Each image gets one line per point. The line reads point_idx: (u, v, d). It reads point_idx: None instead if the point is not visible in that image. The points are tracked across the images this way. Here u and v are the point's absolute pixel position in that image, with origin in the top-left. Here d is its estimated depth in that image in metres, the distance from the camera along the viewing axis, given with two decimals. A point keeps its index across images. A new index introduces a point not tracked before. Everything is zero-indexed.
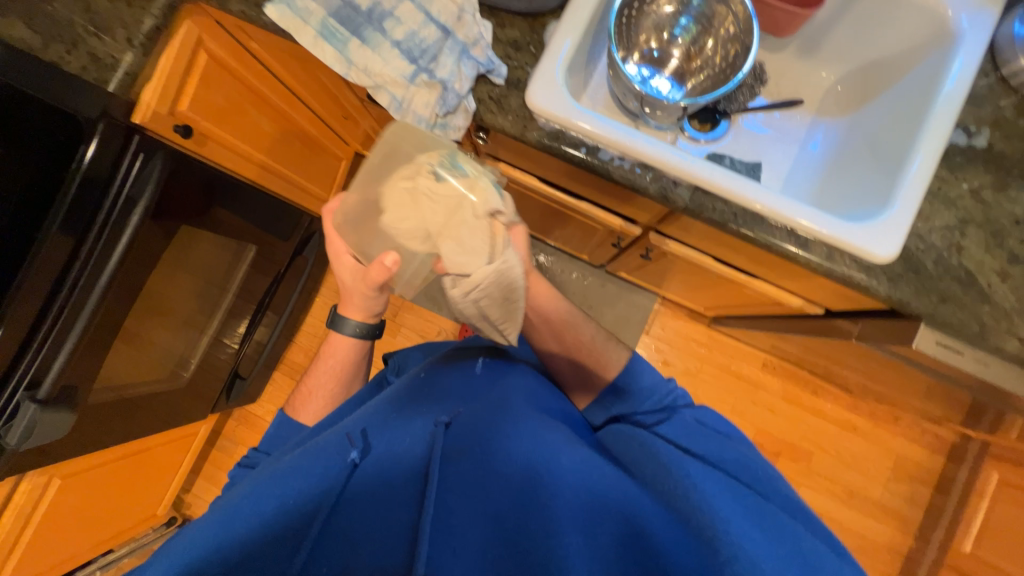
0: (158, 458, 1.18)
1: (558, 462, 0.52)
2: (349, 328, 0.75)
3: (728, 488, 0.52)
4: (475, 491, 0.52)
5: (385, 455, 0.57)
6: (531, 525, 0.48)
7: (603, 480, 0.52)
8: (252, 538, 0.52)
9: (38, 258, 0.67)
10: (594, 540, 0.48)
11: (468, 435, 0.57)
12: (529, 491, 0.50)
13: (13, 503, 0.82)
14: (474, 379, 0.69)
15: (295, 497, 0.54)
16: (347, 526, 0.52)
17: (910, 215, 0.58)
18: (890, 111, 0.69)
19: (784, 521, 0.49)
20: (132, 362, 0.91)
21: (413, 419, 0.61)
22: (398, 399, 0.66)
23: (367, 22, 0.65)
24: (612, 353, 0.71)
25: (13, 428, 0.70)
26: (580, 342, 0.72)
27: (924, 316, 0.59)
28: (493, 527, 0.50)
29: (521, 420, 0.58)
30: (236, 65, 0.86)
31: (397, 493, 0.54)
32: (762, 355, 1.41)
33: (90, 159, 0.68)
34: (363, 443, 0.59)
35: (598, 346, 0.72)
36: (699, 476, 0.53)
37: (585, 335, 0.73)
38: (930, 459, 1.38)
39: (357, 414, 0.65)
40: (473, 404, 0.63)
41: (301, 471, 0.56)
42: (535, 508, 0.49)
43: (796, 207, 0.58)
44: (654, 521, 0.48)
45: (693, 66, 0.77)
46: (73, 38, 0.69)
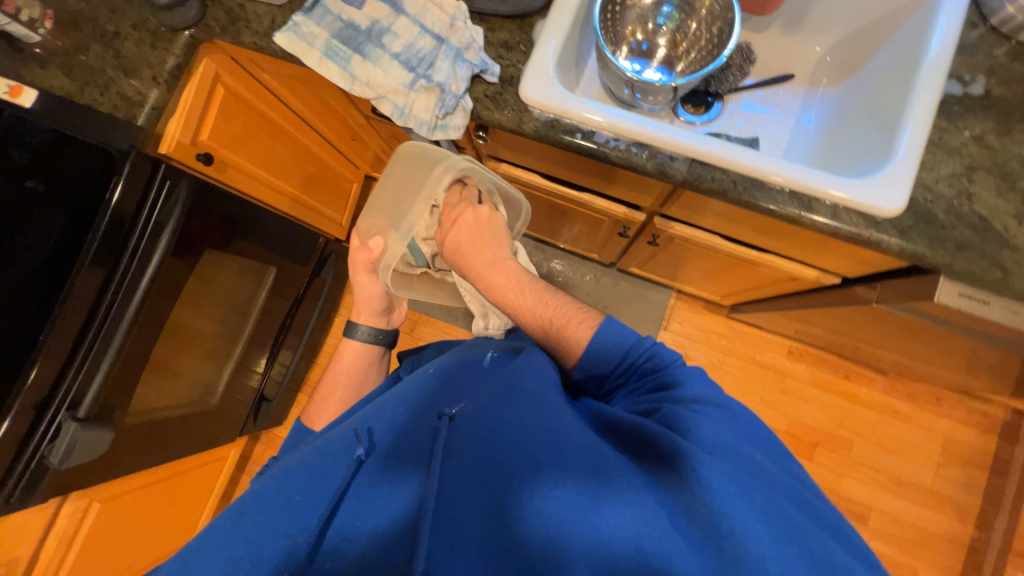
0: (191, 484, 1.20)
1: (561, 456, 0.50)
2: (361, 334, 0.87)
3: (736, 481, 0.46)
4: (476, 482, 0.51)
5: (391, 449, 0.59)
6: (531, 521, 0.46)
7: (605, 468, 0.48)
8: (257, 532, 0.53)
9: (76, 283, 0.71)
10: (597, 538, 0.44)
11: (473, 427, 0.57)
12: (526, 483, 0.48)
13: (56, 527, 0.85)
14: (480, 376, 0.69)
15: (298, 493, 0.55)
16: (350, 521, 0.52)
17: (911, 168, 0.58)
18: (881, 75, 0.70)
19: (797, 519, 0.44)
20: (161, 385, 0.95)
21: (420, 417, 0.62)
22: (405, 398, 0.67)
23: (367, 39, 0.70)
24: (580, 329, 0.67)
25: (57, 446, 0.73)
26: (546, 322, 0.69)
27: (942, 267, 0.58)
28: (491, 522, 0.47)
29: (522, 413, 0.56)
30: (251, 96, 0.93)
31: (398, 493, 0.53)
32: (787, 342, 1.37)
33: (118, 198, 0.74)
34: (369, 441, 0.60)
35: (566, 323, 0.68)
36: (706, 464, 0.46)
37: (548, 313, 0.69)
38: (982, 440, 1.30)
39: (365, 411, 0.67)
40: (476, 397, 0.63)
41: (305, 467, 0.57)
42: (532, 503, 0.47)
43: (785, 170, 0.59)
44: (659, 513, 0.45)
45: (680, 51, 0.79)
46: (105, 82, 0.76)
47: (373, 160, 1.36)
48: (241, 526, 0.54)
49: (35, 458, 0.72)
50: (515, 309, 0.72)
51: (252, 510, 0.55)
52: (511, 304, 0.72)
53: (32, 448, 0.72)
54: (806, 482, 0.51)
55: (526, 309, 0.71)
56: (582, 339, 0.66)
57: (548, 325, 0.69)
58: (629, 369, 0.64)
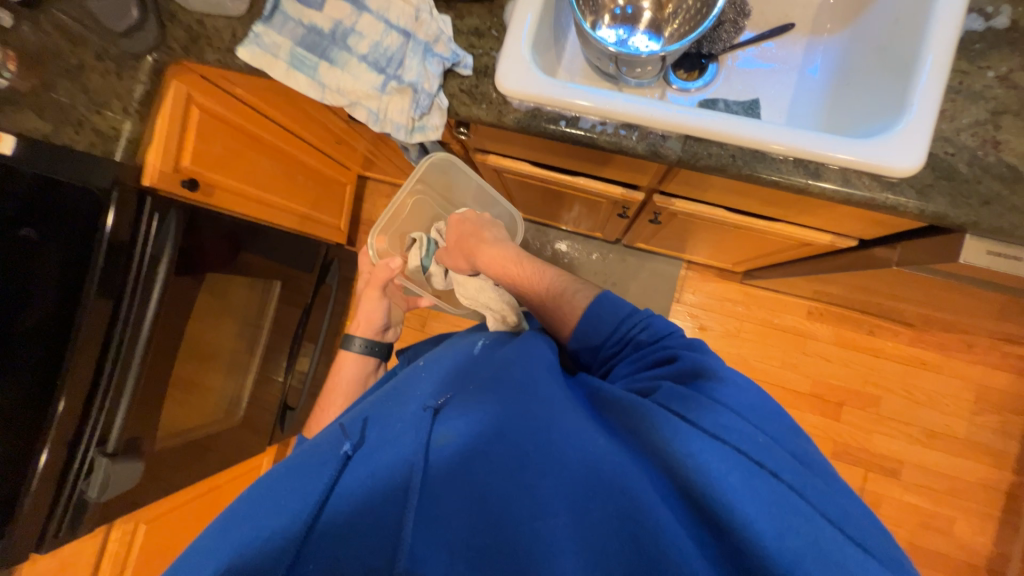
0: (232, 492, 1.25)
1: (544, 442, 0.50)
2: (357, 345, 0.94)
3: (737, 466, 0.43)
4: (463, 471, 0.51)
5: (379, 444, 0.58)
6: (511, 506, 0.47)
7: (588, 453, 0.48)
8: (252, 532, 0.53)
9: (83, 323, 0.71)
10: (582, 519, 0.45)
11: (457, 419, 0.57)
12: (508, 474, 0.49)
13: (109, 551, 0.90)
14: (468, 366, 0.70)
15: (291, 494, 0.56)
16: (338, 517, 0.52)
17: (928, 121, 0.53)
18: (892, 13, 0.63)
19: (805, 506, 0.41)
20: (184, 407, 0.96)
21: (408, 408, 0.63)
22: (396, 394, 0.68)
23: (332, 43, 0.66)
24: (580, 299, 0.71)
25: (93, 481, 0.77)
26: (548, 292, 0.75)
27: (967, 226, 0.54)
28: (476, 512, 0.48)
29: (504, 403, 0.55)
30: (226, 112, 0.90)
31: (384, 490, 0.53)
32: (806, 302, 1.32)
33: (112, 226, 0.73)
34: (357, 437, 0.62)
35: (565, 293, 0.73)
36: (702, 449, 0.44)
37: (550, 284, 0.76)
38: (1017, 384, 1.25)
39: (360, 411, 0.69)
40: (463, 388, 0.63)
41: (300, 470, 0.59)
42: (512, 492, 0.48)
43: (783, 137, 0.55)
44: (652, 502, 0.44)
45: (667, 14, 0.73)
46: (78, 118, 0.74)
47: (363, 160, 1.34)
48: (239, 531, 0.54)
49: (74, 493, 0.76)
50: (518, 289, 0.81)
51: (249, 514, 0.56)
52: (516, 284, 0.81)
53: (70, 486, 0.75)
54: (820, 470, 0.47)
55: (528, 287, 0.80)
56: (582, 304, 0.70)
57: (549, 295, 0.75)
58: (620, 340, 0.65)
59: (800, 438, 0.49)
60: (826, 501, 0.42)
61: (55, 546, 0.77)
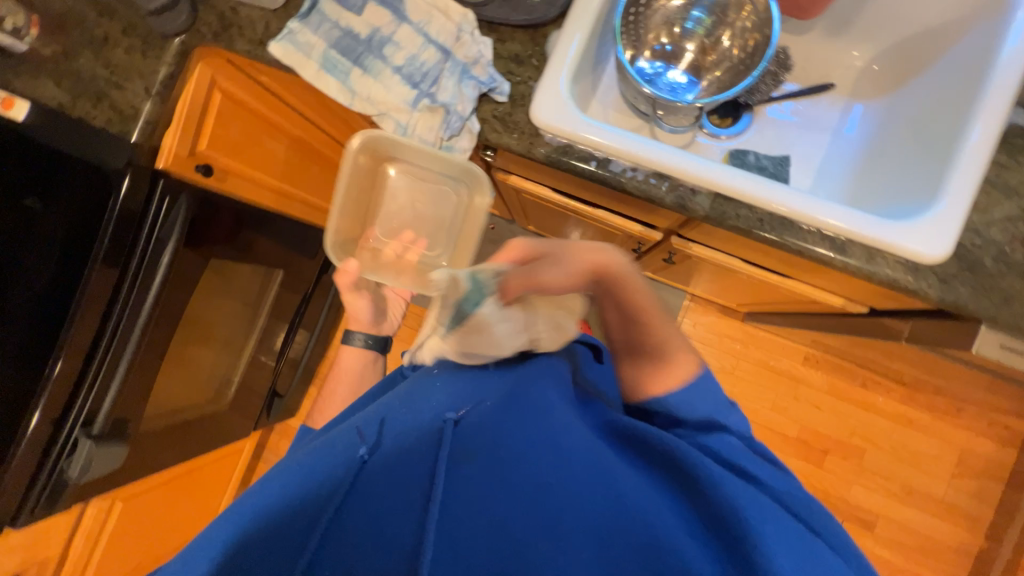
0: (211, 474, 1.25)
1: (574, 475, 0.47)
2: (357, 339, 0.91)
3: (768, 514, 0.45)
4: (492, 494, 0.46)
5: (393, 451, 0.51)
6: (543, 535, 0.44)
7: (616, 489, 0.47)
8: (259, 536, 0.47)
9: (86, 294, 0.70)
10: (605, 554, 0.44)
11: (481, 437, 0.49)
12: (545, 504, 0.46)
13: (82, 527, 0.89)
14: (487, 368, 0.61)
15: (299, 497, 0.49)
16: (352, 525, 0.47)
17: (959, 212, 0.53)
18: (935, 90, 0.63)
19: (823, 555, 0.44)
20: (174, 387, 0.95)
21: (420, 412, 0.54)
22: (405, 391, 0.60)
23: (368, 50, 0.65)
24: (682, 365, 0.59)
25: (75, 460, 0.75)
26: (647, 344, 0.60)
27: (986, 319, 0.54)
28: (498, 539, 0.45)
29: (537, 428, 0.50)
30: (248, 98, 0.88)
31: (405, 502, 0.47)
32: (803, 348, 1.33)
33: (125, 193, 0.72)
34: (374, 439, 0.53)
35: (668, 352, 0.60)
36: (747, 501, 0.45)
37: (655, 333, 0.60)
38: (999, 453, 1.27)
39: (370, 408, 0.61)
40: (484, 396, 0.55)
41: (307, 470, 0.52)
42: (545, 524, 0.45)
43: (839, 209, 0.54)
44: (681, 540, 0.44)
45: (709, 60, 0.72)
46: (98, 93, 0.71)
47: None
48: (241, 534, 0.48)
49: (55, 471, 0.74)
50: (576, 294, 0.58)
51: (254, 517, 0.49)
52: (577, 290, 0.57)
53: (52, 463, 0.74)
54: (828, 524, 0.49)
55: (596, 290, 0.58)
56: (682, 381, 0.58)
57: (647, 347, 0.60)
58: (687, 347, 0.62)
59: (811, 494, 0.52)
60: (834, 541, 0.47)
61: (30, 522, 0.76)
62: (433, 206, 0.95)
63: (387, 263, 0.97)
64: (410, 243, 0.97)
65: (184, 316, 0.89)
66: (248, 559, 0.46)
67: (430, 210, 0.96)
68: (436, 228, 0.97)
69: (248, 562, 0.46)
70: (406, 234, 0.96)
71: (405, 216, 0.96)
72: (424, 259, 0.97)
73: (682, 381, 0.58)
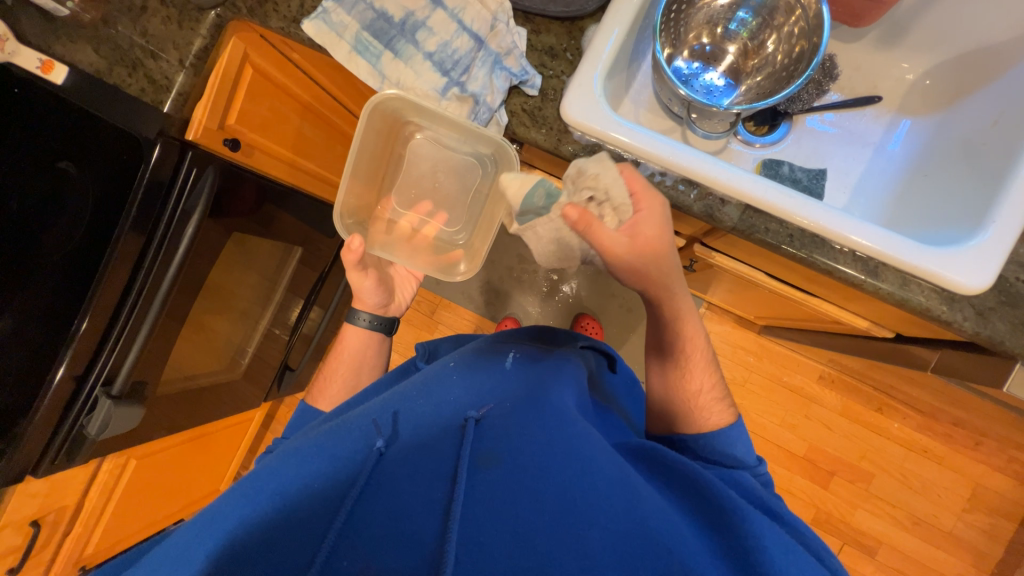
0: (220, 440, 1.28)
1: (596, 482, 0.47)
2: (362, 321, 0.85)
3: (783, 540, 0.46)
4: (514, 498, 0.45)
5: (414, 443, 0.53)
6: (564, 541, 0.42)
7: (638, 501, 0.46)
8: (276, 516, 0.46)
9: (113, 258, 0.71)
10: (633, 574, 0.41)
11: (500, 437, 0.51)
12: (566, 510, 0.44)
13: (98, 480, 0.92)
14: (504, 375, 0.64)
15: (318, 481, 0.50)
16: (371, 517, 0.45)
17: (1006, 241, 0.50)
18: (988, 112, 0.60)
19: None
20: (192, 355, 0.97)
21: (442, 412, 0.57)
22: (424, 388, 0.62)
23: (400, 34, 0.64)
24: (715, 414, 0.64)
25: (94, 418, 0.77)
26: (685, 392, 0.66)
27: (1021, 356, 0.52)
28: (520, 545, 0.42)
29: (559, 432, 0.51)
30: (279, 74, 0.88)
31: (423, 494, 0.46)
32: (819, 366, 1.30)
33: (155, 163, 0.72)
34: (392, 432, 0.55)
35: (703, 402, 0.65)
36: (765, 532, 0.45)
37: (693, 385, 0.67)
38: (1016, 490, 1.23)
39: (386, 399, 0.62)
40: (506, 402, 0.58)
41: (327, 455, 0.52)
42: (566, 530, 0.43)
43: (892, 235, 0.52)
44: (701, 561, 0.43)
45: (750, 64, 0.69)
46: (133, 61, 0.73)
47: None
48: (257, 510, 0.47)
49: (75, 426, 0.77)
50: (632, 263, 0.55)
51: (273, 493, 0.49)
52: (640, 273, 0.56)
53: (72, 418, 0.76)
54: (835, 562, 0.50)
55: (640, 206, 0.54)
56: (713, 427, 0.63)
57: (683, 393, 0.66)
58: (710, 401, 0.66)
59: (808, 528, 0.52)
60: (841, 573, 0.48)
61: (50, 472, 0.79)
62: (456, 179, 0.88)
63: (403, 239, 0.90)
64: (428, 218, 0.90)
65: (206, 286, 0.89)
66: (259, 542, 0.44)
67: (452, 181, 0.88)
68: (456, 203, 0.90)
69: (256, 544, 0.44)
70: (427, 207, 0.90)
71: (426, 188, 0.89)
72: (443, 236, 0.90)
73: (716, 427, 0.63)
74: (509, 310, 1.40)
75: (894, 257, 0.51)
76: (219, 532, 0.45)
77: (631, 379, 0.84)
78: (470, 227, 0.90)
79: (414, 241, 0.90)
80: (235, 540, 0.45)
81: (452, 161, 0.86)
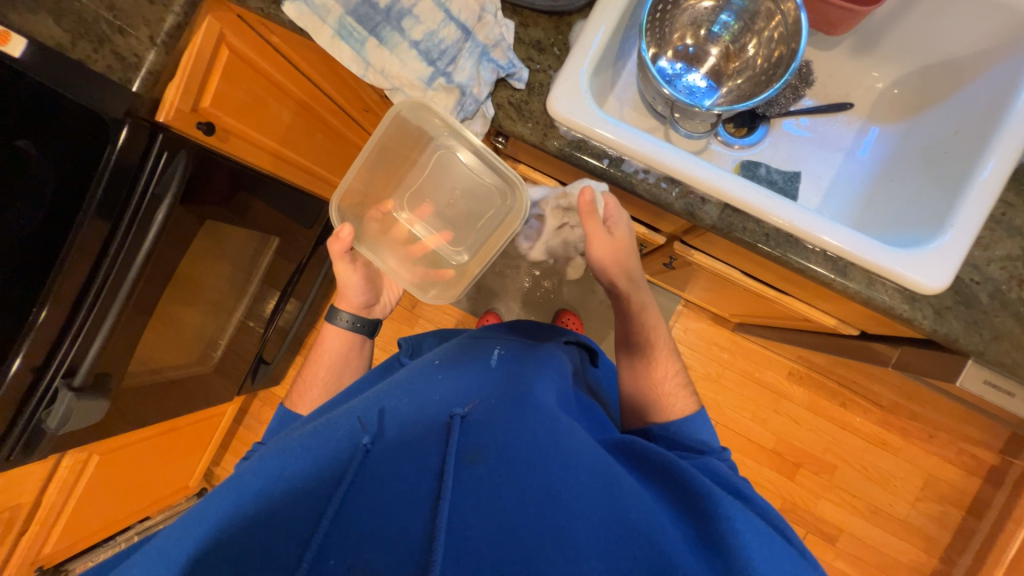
0: (189, 435, 1.24)
1: (579, 476, 0.47)
2: (343, 321, 0.84)
3: (760, 529, 0.47)
4: (499, 493, 0.46)
5: (398, 438, 0.52)
6: (548, 534, 0.43)
7: (619, 494, 0.47)
8: (259, 518, 0.46)
9: (75, 244, 0.68)
10: (616, 567, 0.42)
11: (486, 434, 0.51)
12: (551, 506, 0.45)
13: (57, 477, 0.88)
14: (488, 371, 0.64)
15: (302, 480, 0.49)
16: (358, 514, 0.45)
17: (966, 246, 0.53)
18: (951, 122, 0.63)
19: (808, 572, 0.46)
20: (162, 347, 0.93)
21: (427, 408, 0.57)
22: (409, 382, 0.62)
23: (385, 21, 0.62)
24: (681, 401, 0.67)
25: (53, 412, 0.73)
26: (651, 380, 0.69)
27: (973, 353, 0.55)
28: (506, 540, 0.43)
29: (542, 427, 0.52)
30: (256, 57, 0.85)
31: (408, 491, 0.46)
32: (789, 363, 1.35)
33: (121, 147, 0.69)
34: (376, 428, 0.54)
35: (668, 390, 0.68)
36: (737, 515, 0.47)
37: (657, 374, 0.70)
38: (965, 480, 1.31)
39: (370, 396, 0.61)
40: (490, 397, 0.58)
41: (310, 454, 0.51)
42: (550, 525, 0.43)
43: (859, 238, 0.54)
44: (680, 550, 0.44)
45: (732, 67, 0.71)
46: (99, 36, 0.68)
47: None
48: (239, 511, 0.47)
49: (32, 421, 0.73)
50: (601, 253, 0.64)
51: (256, 494, 0.48)
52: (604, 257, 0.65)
53: (30, 412, 0.72)
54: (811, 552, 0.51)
55: (617, 217, 0.64)
56: (682, 413, 0.66)
57: (651, 383, 0.69)
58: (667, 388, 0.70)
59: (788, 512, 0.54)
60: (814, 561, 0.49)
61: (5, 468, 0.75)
62: (468, 200, 0.84)
63: (396, 241, 0.87)
64: (430, 227, 0.88)
65: (176, 275, 0.86)
66: (242, 544, 0.43)
67: (465, 203, 0.84)
68: (464, 224, 0.87)
69: (239, 545, 0.43)
70: (432, 216, 0.88)
71: (438, 200, 0.86)
72: (441, 250, 0.88)
73: (682, 415, 0.66)
74: (491, 305, 1.40)
75: (866, 259, 0.53)
76: (200, 535, 0.45)
77: (612, 372, 0.86)
78: (468, 252, 0.87)
79: (409, 245, 0.87)
80: (216, 541, 0.44)
81: (467, 181, 0.82)
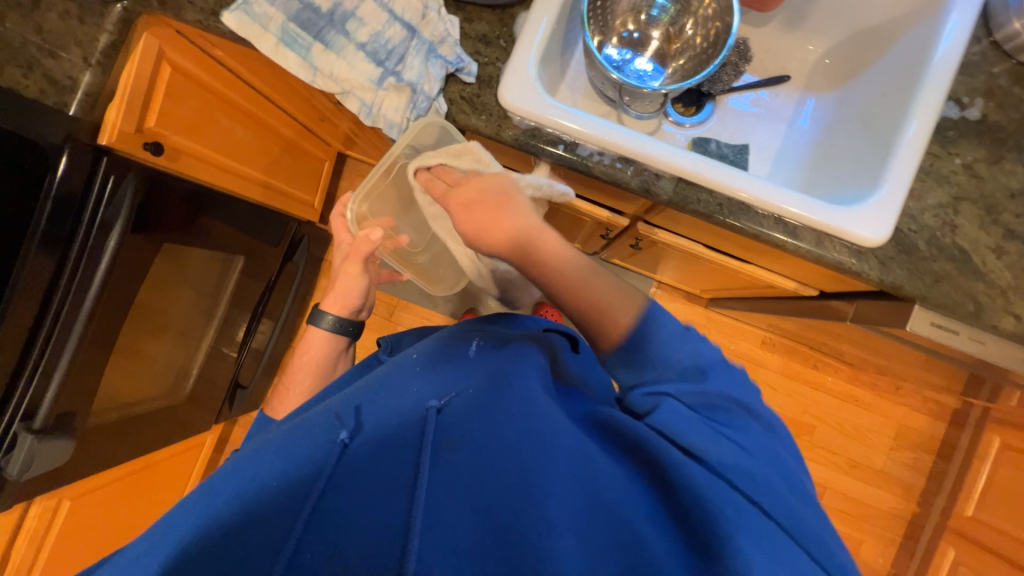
0: (167, 471, 1.19)
1: (552, 455, 0.48)
2: (326, 322, 0.81)
3: (729, 493, 0.45)
4: (473, 478, 0.47)
5: (376, 433, 0.52)
6: (522, 512, 0.43)
7: (592, 469, 0.47)
8: (232, 516, 0.45)
9: (19, 282, 0.64)
10: (588, 538, 0.43)
11: (462, 423, 0.52)
12: (524, 489, 0.45)
13: (26, 527, 0.83)
14: (466, 363, 0.64)
15: (276, 479, 0.48)
16: (335, 513, 0.45)
17: (898, 197, 0.57)
18: (879, 85, 0.67)
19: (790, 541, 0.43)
20: (128, 378, 0.90)
21: (405, 402, 0.56)
22: (386, 379, 0.62)
23: (329, 25, 0.62)
24: (623, 310, 0.55)
25: (12, 459, 0.69)
26: (588, 304, 0.56)
27: (918, 298, 0.59)
28: (481, 522, 0.44)
29: (515, 411, 0.52)
30: (201, 74, 0.84)
31: (386, 487, 0.47)
32: (761, 332, 1.40)
33: (63, 174, 0.65)
34: (354, 424, 0.54)
35: (607, 306, 0.55)
36: (706, 479, 0.45)
37: (598, 297, 0.56)
38: (932, 426, 1.38)
39: (348, 393, 0.60)
40: (467, 388, 0.58)
41: (285, 455, 0.50)
42: (524, 505, 0.44)
43: (790, 194, 0.57)
44: (651, 523, 0.44)
45: (674, 48, 0.73)
46: (27, 60, 0.65)
47: (346, 139, 1.27)
48: (208, 517, 0.45)
49: None
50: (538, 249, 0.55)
51: (227, 497, 0.46)
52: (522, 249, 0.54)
53: None
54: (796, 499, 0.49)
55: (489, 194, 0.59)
56: (622, 328, 0.55)
57: (588, 311, 0.56)
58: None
59: (785, 461, 0.52)
60: (805, 532, 0.45)
61: None
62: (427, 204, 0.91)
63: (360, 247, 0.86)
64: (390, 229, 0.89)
65: (136, 303, 0.82)
66: (209, 545, 0.42)
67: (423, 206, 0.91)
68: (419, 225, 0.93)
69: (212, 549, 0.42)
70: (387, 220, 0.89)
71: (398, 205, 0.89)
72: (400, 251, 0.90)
73: (623, 327, 0.55)
74: (470, 305, 1.40)
75: (809, 218, 0.56)
76: (170, 539, 0.43)
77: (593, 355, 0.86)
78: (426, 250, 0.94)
79: None
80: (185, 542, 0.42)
81: None
